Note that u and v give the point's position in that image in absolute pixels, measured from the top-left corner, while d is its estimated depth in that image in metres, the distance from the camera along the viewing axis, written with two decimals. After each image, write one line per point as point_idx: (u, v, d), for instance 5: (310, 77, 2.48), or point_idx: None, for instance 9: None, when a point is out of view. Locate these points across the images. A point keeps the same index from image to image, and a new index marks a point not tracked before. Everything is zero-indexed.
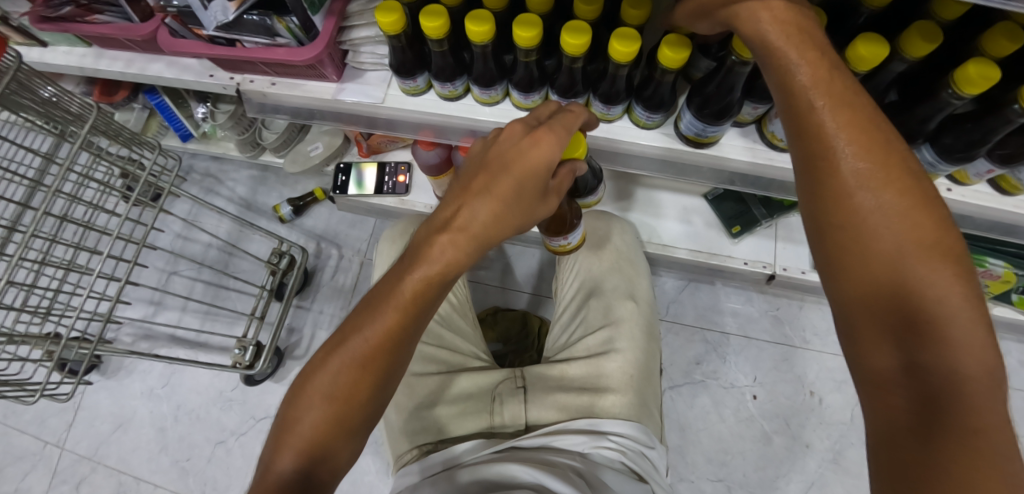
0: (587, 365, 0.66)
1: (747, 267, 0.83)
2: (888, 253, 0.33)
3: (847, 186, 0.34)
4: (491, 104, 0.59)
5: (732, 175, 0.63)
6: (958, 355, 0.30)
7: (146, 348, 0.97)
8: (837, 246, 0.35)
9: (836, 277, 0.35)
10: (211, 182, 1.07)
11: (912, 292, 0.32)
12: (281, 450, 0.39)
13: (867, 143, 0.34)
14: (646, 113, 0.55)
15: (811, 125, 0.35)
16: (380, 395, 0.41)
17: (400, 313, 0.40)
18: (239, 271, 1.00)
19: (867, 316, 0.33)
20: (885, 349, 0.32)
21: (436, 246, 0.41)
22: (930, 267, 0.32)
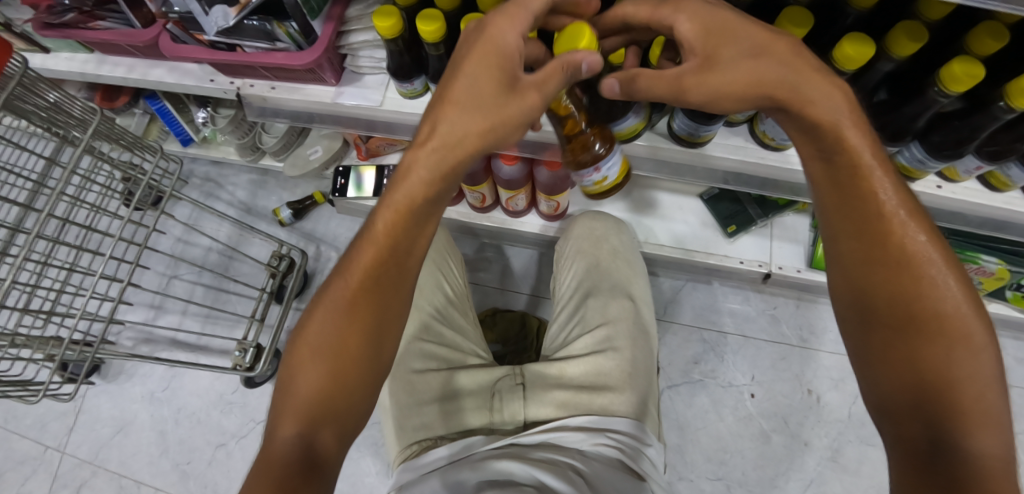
0: (586, 363, 0.66)
1: (744, 266, 0.83)
2: (935, 322, 0.37)
3: (903, 260, 0.38)
4: None
5: (726, 175, 0.63)
6: (987, 436, 0.34)
7: (147, 351, 0.98)
8: (889, 316, 0.38)
9: (875, 340, 0.39)
10: (212, 186, 1.08)
11: (952, 367, 0.36)
12: (280, 421, 0.39)
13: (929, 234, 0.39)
14: (637, 113, 0.54)
15: (863, 187, 0.39)
16: (373, 354, 0.42)
17: (377, 256, 0.42)
18: (239, 274, 1.01)
19: (899, 383, 0.37)
20: (914, 414, 0.36)
21: (404, 167, 0.42)
22: (969, 343, 0.36)
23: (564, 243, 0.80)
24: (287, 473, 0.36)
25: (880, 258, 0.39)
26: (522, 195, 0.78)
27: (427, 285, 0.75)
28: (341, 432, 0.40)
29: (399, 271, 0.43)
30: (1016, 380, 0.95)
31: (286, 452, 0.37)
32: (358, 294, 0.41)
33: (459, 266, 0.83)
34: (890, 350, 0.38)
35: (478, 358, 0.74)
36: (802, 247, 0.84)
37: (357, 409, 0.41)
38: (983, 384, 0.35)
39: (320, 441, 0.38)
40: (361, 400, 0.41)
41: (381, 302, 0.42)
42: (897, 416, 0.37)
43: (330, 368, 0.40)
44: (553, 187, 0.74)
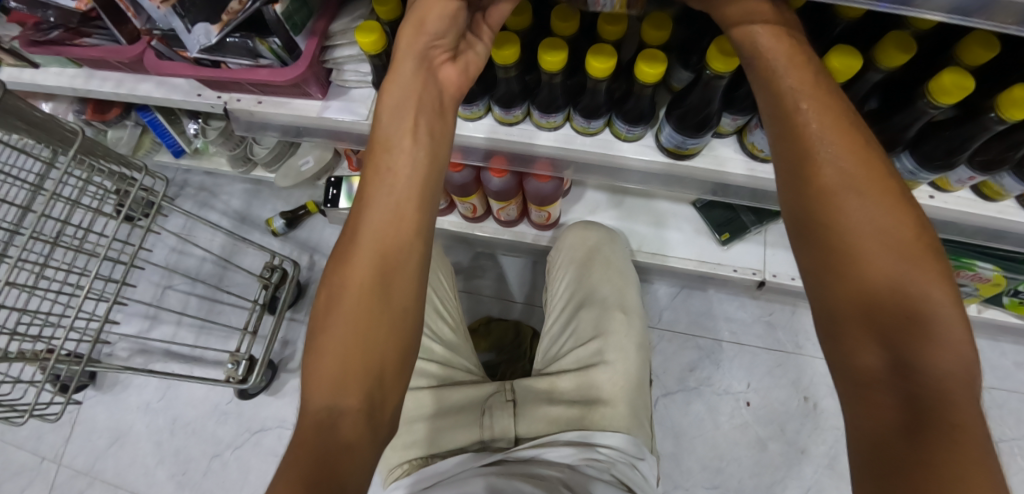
0: (577, 377, 0.66)
1: (737, 274, 0.83)
2: (877, 254, 0.37)
3: (832, 189, 0.38)
4: (474, 119, 0.59)
5: (715, 186, 0.63)
6: (943, 359, 0.34)
7: (141, 363, 0.98)
8: (825, 245, 0.39)
9: (822, 273, 0.39)
10: (206, 196, 1.08)
11: (895, 288, 0.36)
12: (308, 391, 0.36)
13: (857, 154, 0.39)
14: (627, 126, 0.55)
15: (800, 131, 0.40)
16: (404, 303, 0.40)
17: (406, 189, 0.42)
18: (233, 284, 1.01)
19: (853, 314, 0.37)
20: (869, 343, 0.36)
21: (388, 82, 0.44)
22: (912, 262, 0.36)
23: (556, 253, 0.79)
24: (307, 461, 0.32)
25: (811, 188, 0.39)
26: (513, 206, 0.78)
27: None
28: (370, 406, 0.36)
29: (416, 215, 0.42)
30: (1015, 385, 0.94)
31: (313, 424, 0.34)
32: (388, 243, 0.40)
33: (449, 279, 0.83)
34: (837, 284, 0.38)
35: (469, 374, 0.74)
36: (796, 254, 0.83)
37: (386, 364, 0.38)
38: (931, 300, 0.35)
39: (347, 422, 0.35)
40: (394, 352, 0.38)
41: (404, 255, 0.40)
42: (856, 350, 0.37)
43: (345, 340, 0.37)
44: (545, 198, 0.74)
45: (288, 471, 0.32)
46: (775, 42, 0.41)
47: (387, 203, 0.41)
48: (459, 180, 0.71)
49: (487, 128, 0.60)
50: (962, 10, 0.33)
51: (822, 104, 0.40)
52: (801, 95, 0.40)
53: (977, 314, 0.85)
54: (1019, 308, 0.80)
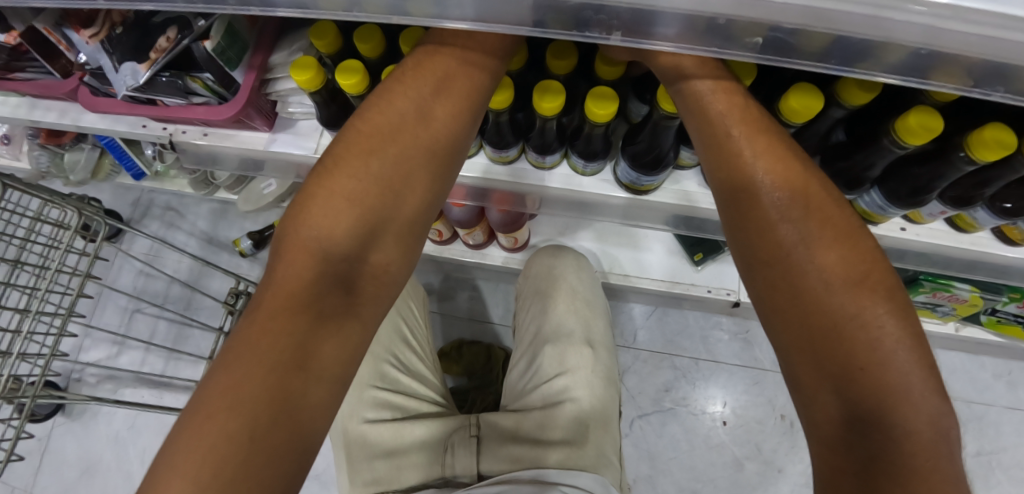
0: (541, 415, 0.64)
1: (711, 295, 0.81)
2: (816, 285, 0.35)
3: (771, 219, 0.37)
4: None
5: (678, 219, 0.61)
6: (907, 414, 0.32)
7: (110, 390, 0.96)
8: (771, 284, 0.37)
9: (774, 311, 0.37)
10: (173, 216, 1.05)
11: (843, 331, 0.34)
12: (281, 269, 0.39)
13: (795, 173, 0.37)
14: (583, 162, 0.52)
15: (730, 153, 0.38)
16: (408, 237, 0.44)
17: (436, 145, 0.43)
18: (202, 308, 0.99)
19: (807, 363, 0.35)
20: (825, 397, 0.35)
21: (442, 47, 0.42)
22: (859, 302, 0.34)
23: (524, 281, 0.77)
24: (277, 351, 0.36)
25: (747, 219, 0.38)
26: (479, 232, 0.76)
27: (383, 328, 0.74)
28: (367, 317, 0.41)
29: (458, 143, 0.43)
30: (993, 398, 0.94)
31: (304, 285, 0.38)
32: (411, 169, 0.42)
33: (421, 306, 0.81)
34: (787, 315, 0.36)
35: (435, 407, 0.72)
36: None
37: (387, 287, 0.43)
38: (885, 346, 0.33)
39: (346, 320, 0.39)
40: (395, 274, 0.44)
41: (421, 189, 0.43)
42: (813, 396, 0.35)
43: (363, 207, 0.41)
44: (512, 221, 0.71)
45: (266, 334, 0.36)
46: (697, 65, 0.39)
47: (440, 111, 0.42)
48: None
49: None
50: (915, 70, 0.31)
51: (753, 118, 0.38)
52: (729, 119, 0.38)
53: (956, 332, 0.84)
54: (997, 327, 0.79)
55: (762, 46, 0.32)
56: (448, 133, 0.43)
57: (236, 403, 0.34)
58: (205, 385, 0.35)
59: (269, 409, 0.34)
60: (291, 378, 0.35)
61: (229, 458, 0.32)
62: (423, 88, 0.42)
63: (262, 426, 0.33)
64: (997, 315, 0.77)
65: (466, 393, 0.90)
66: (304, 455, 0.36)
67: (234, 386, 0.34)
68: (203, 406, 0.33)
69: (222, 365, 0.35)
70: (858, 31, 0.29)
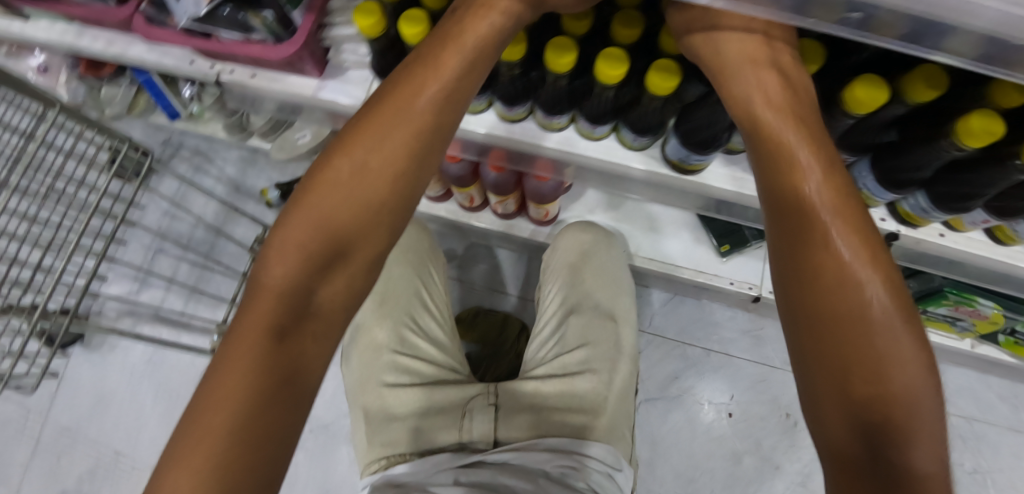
0: (561, 384, 0.66)
1: (733, 287, 0.82)
2: (862, 309, 0.31)
3: (820, 231, 0.33)
4: (473, 113, 0.56)
5: (717, 204, 0.61)
6: (925, 453, 0.29)
7: (129, 324, 0.97)
8: (807, 298, 0.33)
9: (803, 329, 0.33)
10: (201, 160, 1.05)
11: (876, 361, 0.30)
12: (270, 262, 0.36)
13: (855, 189, 0.33)
14: (634, 136, 0.52)
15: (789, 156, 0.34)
16: (389, 230, 0.39)
17: (423, 135, 0.38)
18: (224, 254, 1.00)
19: (829, 389, 0.31)
20: (840, 427, 0.31)
21: (454, 28, 0.38)
22: (894, 333, 0.31)
23: (551, 253, 0.77)
24: (260, 344, 0.34)
25: (796, 228, 0.34)
26: (511, 200, 0.76)
27: (403, 293, 0.75)
28: (344, 307, 0.38)
29: (445, 135, 0.39)
30: (996, 419, 0.94)
31: (288, 278, 0.36)
32: (392, 159, 0.38)
33: (440, 275, 0.82)
34: (801, 328, 0.33)
35: (454, 373, 0.74)
36: None
37: (367, 277, 0.39)
38: (908, 380, 0.30)
39: (318, 314, 0.36)
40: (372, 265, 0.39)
41: (404, 179, 0.39)
42: (826, 415, 0.32)
43: (347, 203, 0.38)
44: (544, 196, 0.72)
45: (251, 331, 0.34)
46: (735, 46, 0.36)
47: (437, 98, 0.37)
48: (457, 172, 0.69)
49: (487, 121, 0.56)
50: (1001, 62, 0.31)
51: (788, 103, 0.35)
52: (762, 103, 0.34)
53: (970, 349, 0.84)
54: (1013, 347, 0.79)
55: (856, 23, 0.31)
56: (437, 124, 0.38)
57: (229, 395, 0.32)
58: (207, 380, 0.33)
59: (264, 396, 0.33)
60: (274, 388, 0.33)
61: (222, 451, 0.31)
62: (421, 74, 0.38)
63: (250, 422, 0.32)
64: (1016, 335, 0.78)
65: (478, 361, 0.91)
66: (287, 447, 0.34)
67: (228, 384, 0.32)
68: (212, 395, 0.32)
69: (216, 368, 0.34)
70: (958, 18, 0.28)
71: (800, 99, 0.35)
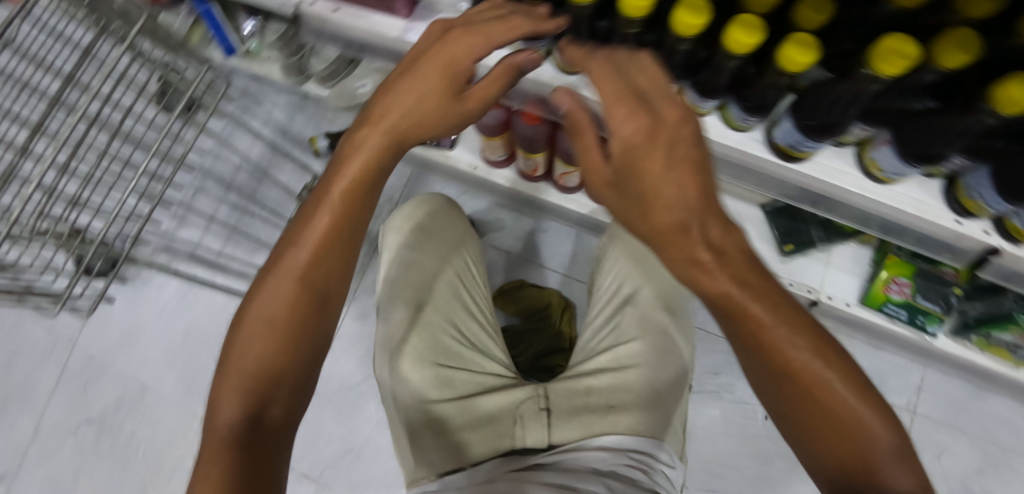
0: (613, 378, 0.64)
1: (792, 288, 0.80)
2: (802, 374, 0.33)
3: (753, 333, 0.34)
4: None
5: (815, 197, 0.56)
6: (899, 475, 0.32)
7: (165, 261, 0.96)
8: (771, 384, 0.35)
9: (786, 412, 0.35)
10: (249, 102, 1.02)
11: (833, 415, 0.33)
12: (217, 407, 0.35)
13: (755, 283, 0.35)
14: (743, 114, 0.49)
15: (734, 307, 0.35)
16: (325, 329, 0.40)
17: (336, 233, 0.40)
18: (266, 199, 0.98)
19: (819, 452, 0.34)
20: (833, 479, 0.33)
21: (359, 141, 0.41)
22: (836, 391, 0.33)
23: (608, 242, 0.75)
24: (210, 481, 0.32)
25: (743, 343, 0.35)
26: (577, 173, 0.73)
27: (444, 293, 0.71)
28: (289, 419, 0.38)
29: (355, 231, 0.41)
30: None
31: (264, 367, 0.36)
32: (324, 261, 0.39)
33: (478, 263, 0.78)
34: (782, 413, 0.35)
35: (501, 377, 0.70)
36: (856, 280, 0.81)
37: (305, 380, 0.39)
38: (867, 425, 0.32)
39: (267, 426, 0.36)
40: (313, 359, 0.39)
41: (334, 281, 0.40)
42: (813, 451, 0.34)
43: (282, 330, 0.37)
44: None
45: (207, 471, 0.32)
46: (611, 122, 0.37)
47: (345, 196, 0.40)
48: (531, 133, 0.66)
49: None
50: None
51: (650, 123, 0.35)
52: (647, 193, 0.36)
53: None
54: None
55: None
56: (350, 212, 0.40)
57: None
58: None
59: None
60: None
61: None
62: (325, 195, 0.40)
63: None
64: None
65: (519, 335, 0.88)
66: None
67: None
68: None
69: None
70: None
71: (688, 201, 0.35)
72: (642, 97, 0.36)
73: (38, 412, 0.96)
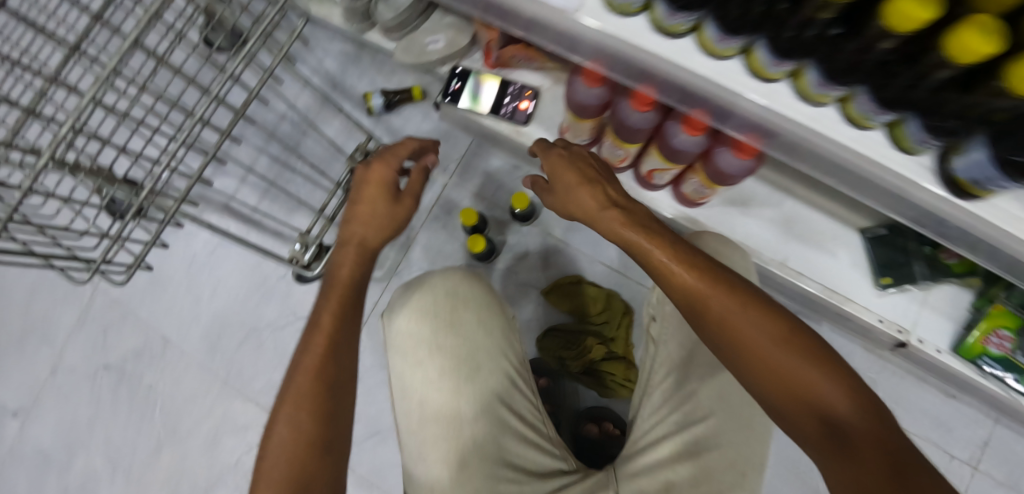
0: (697, 472, 0.52)
1: (881, 325, 0.73)
2: (755, 335, 0.43)
3: (706, 301, 0.45)
4: (719, 57, 0.44)
5: (978, 243, 0.45)
6: (846, 404, 0.40)
7: (197, 210, 0.89)
8: (736, 340, 0.44)
9: (744, 364, 0.44)
10: (299, 46, 0.93)
11: (788, 375, 0.42)
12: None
13: (698, 264, 0.47)
14: (924, 135, 0.39)
15: (664, 271, 0.47)
16: (336, 430, 0.45)
17: (331, 338, 0.48)
18: (310, 155, 0.91)
19: (773, 390, 0.43)
20: (801, 415, 0.41)
21: (342, 260, 0.53)
22: (784, 344, 0.43)
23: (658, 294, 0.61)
24: None
25: (704, 315, 0.45)
26: (672, 171, 0.65)
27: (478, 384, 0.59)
28: None
29: (349, 332, 0.49)
30: None
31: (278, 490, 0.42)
32: (325, 368, 0.46)
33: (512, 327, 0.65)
34: (748, 360, 0.43)
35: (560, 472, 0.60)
36: (950, 325, 0.72)
37: (332, 467, 0.44)
38: (813, 370, 0.41)
39: None
40: (326, 468, 0.44)
41: (326, 391, 0.45)
42: (771, 397, 0.43)
43: (302, 426, 0.44)
44: (722, 176, 0.59)
45: None
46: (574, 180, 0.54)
47: (331, 307, 0.50)
48: (638, 121, 0.57)
49: (729, 70, 0.44)
50: None
51: (601, 192, 0.53)
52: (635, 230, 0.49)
53: None
54: None
55: None
56: (341, 323, 0.49)
57: None
58: None
59: None
60: None
61: None
62: (326, 300, 0.51)
63: None
64: None
65: (574, 332, 0.81)
66: None
67: None
68: None
69: None
70: None
71: (641, 229, 0.50)
72: (571, 151, 0.57)
73: (60, 348, 0.95)
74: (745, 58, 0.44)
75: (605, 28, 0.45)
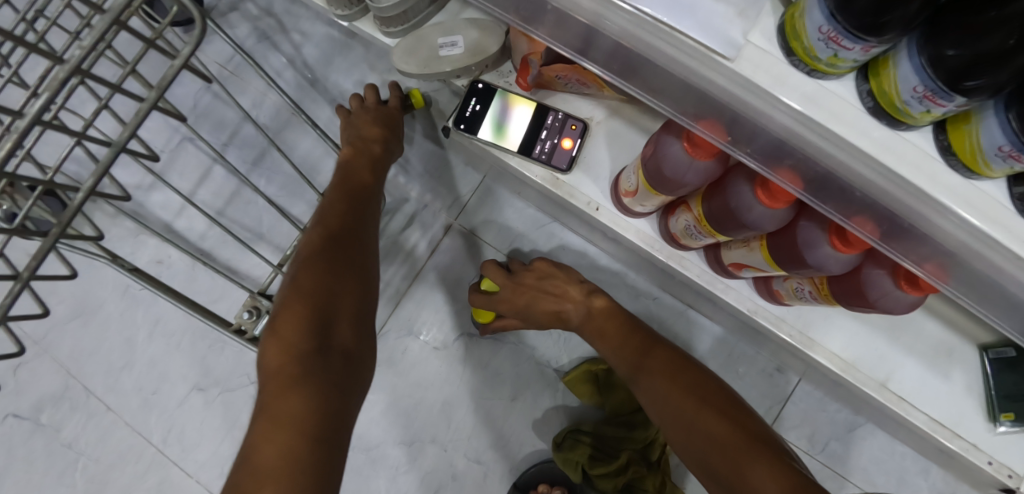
0: None
1: (989, 468, 0.55)
2: (687, 409, 0.45)
3: (647, 376, 0.49)
4: (982, 176, 0.24)
5: None
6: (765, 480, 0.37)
7: (130, 234, 0.70)
8: (674, 419, 0.45)
9: (685, 445, 0.44)
10: (272, 26, 0.71)
11: (714, 450, 0.41)
12: (264, 348, 0.44)
13: (650, 349, 0.51)
14: None
15: (619, 349, 0.54)
16: (350, 277, 0.49)
17: (346, 196, 0.55)
18: (277, 173, 0.71)
19: (705, 465, 0.42)
20: None
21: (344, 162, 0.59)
22: (714, 423, 0.43)
23: None
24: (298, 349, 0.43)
25: (648, 386, 0.49)
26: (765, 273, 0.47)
27: None
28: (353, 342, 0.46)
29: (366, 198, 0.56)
30: None
31: (296, 330, 0.44)
32: (335, 228, 0.52)
33: None
34: (682, 435, 0.44)
35: None
36: None
37: (345, 300, 0.47)
38: (736, 455, 0.40)
39: (339, 336, 0.45)
40: (346, 297, 0.48)
41: (339, 235, 0.51)
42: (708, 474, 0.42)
43: (326, 261, 0.48)
44: (856, 301, 0.40)
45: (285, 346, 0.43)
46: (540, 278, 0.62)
47: (352, 177, 0.57)
48: (758, 218, 0.37)
49: (982, 202, 0.25)
50: None
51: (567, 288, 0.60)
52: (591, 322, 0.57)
53: None
54: None
55: None
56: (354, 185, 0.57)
57: (287, 387, 0.41)
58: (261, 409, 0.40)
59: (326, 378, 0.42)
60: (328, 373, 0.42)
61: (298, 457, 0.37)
62: (340, 177, 0.58)
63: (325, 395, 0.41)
64: None
65: (605, 440, 0.65)
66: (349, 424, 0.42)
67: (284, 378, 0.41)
68: (269, 408, 0.40)
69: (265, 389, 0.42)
70: None
71: (602, 315, 0.57)
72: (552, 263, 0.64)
73: None
74: (1020, 184, 0.24)
75: (780, 95, 0.26)
